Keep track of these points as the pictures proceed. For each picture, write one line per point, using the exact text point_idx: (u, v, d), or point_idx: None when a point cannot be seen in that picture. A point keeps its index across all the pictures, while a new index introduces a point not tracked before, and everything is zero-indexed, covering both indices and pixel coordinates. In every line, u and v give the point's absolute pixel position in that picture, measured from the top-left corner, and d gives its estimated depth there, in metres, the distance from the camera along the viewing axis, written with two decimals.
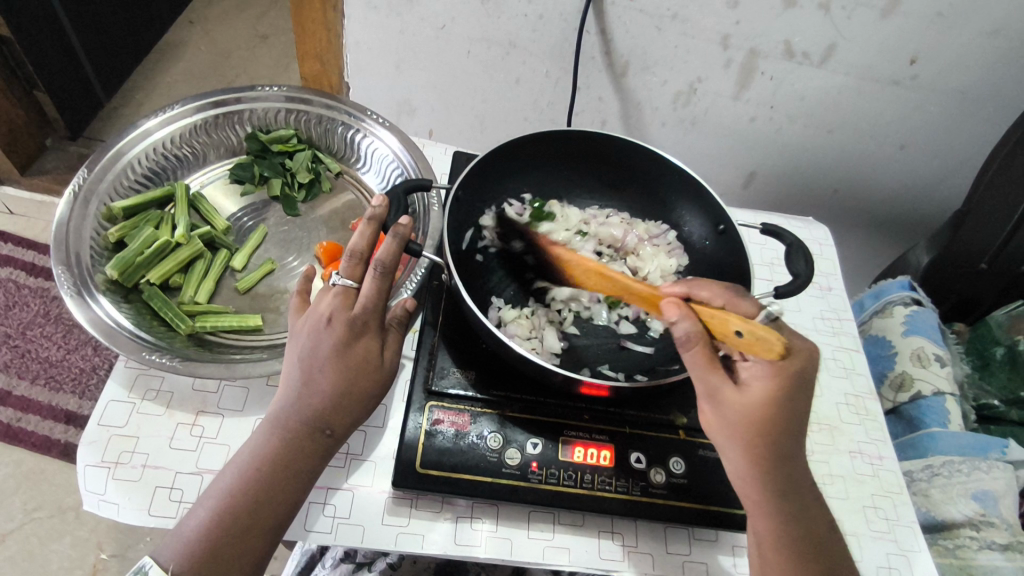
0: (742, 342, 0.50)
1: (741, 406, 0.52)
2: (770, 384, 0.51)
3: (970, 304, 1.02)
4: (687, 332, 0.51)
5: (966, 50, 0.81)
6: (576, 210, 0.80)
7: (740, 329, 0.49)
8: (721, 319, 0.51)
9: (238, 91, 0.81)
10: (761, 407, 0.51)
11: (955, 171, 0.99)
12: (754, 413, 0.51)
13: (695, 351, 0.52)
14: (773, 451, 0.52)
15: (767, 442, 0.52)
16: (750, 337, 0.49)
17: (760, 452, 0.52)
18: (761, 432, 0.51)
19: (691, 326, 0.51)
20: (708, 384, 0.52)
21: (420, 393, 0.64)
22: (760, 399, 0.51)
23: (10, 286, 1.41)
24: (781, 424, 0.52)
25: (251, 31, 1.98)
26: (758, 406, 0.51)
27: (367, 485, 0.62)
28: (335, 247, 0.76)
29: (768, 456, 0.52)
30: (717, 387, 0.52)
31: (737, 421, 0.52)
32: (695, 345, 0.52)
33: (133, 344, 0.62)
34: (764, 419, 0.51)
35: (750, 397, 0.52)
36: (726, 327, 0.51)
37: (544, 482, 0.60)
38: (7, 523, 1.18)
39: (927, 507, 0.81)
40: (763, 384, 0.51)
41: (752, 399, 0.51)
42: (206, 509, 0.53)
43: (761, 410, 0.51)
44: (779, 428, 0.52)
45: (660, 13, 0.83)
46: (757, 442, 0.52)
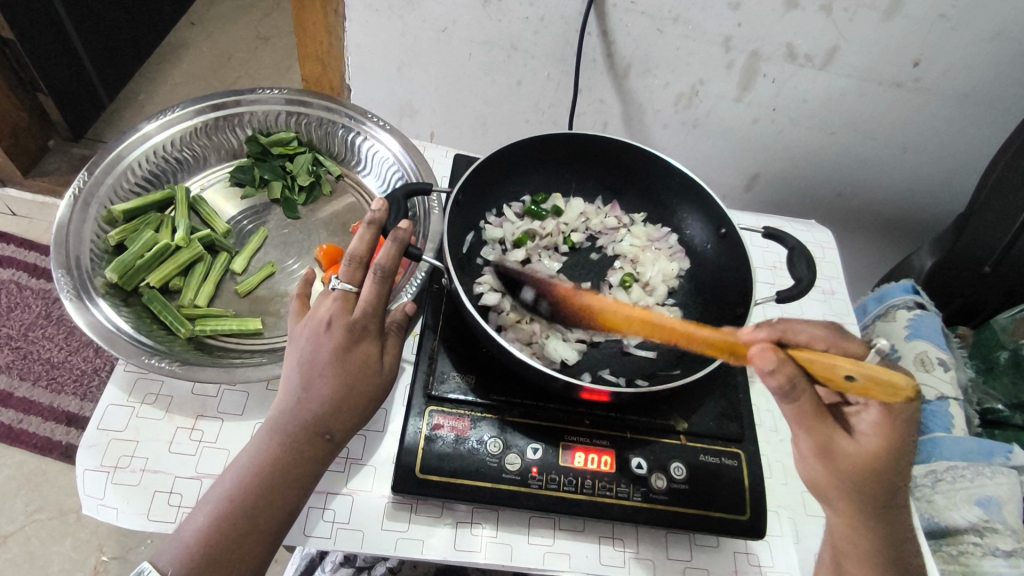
0: (854, 386, 0.48)
1: (857, 458, 0.51)
2: (888, 430, 0.51)
3: (973, 308, 1.01)
4: (791, 381, 0.48)
5: (970, 52, 0.80)
6: (579, 204, 0.80)
7: (851, 373, 0.47)
8: (828, 364, 0.47)
9: (239, 94, 0.81)
10: (877, 458, 0.51)
11: (959, 174, 0.98)
12: (872, 463, 0.51)
13: (802, 400, 0.49)
14: (880, 501, 0.53)
15: (878, 493, 0.52)
16: (868, 381, 0.47)
17: (869, 504, 0.52)
18: (873, 485, 0.52)
19: (792, 374, 0.48)
20: (822, 436, 0.51)
21: (420, 397, 0.64)
22: (876, 448, 0.51)
23: (12, 287, 1.41)
24: (890, 473, 0.52)
25: (253, 32, 1.98)
26: (872, 457, 0.51)
27: (366, 490, 0.61)
28: (335, 250, 0.76)
29: (876, 506, 0.53)
30: (829, 439, 0.51)
31: (847, 477, 0.52)
32: (800, 393, 0.49)
33: (133, 348, 0.62)
34: (877, 470, 0.51)
35: (866, 445, 0.52)
36: (834, 373, 0.48)
37: (544, 488, 0.60)
38: (8, 525, 1.18)
39: (931, 513, 0.80)
40: (879, 429, 0.51)
41: (869, 449, 0.51)
42: (204, 515, 0.53)
43: (878, 461, 0.51)
44: (889, 479, 0.52)
45: (661, 15, 0.83)
46: (866, 495, 0.52)
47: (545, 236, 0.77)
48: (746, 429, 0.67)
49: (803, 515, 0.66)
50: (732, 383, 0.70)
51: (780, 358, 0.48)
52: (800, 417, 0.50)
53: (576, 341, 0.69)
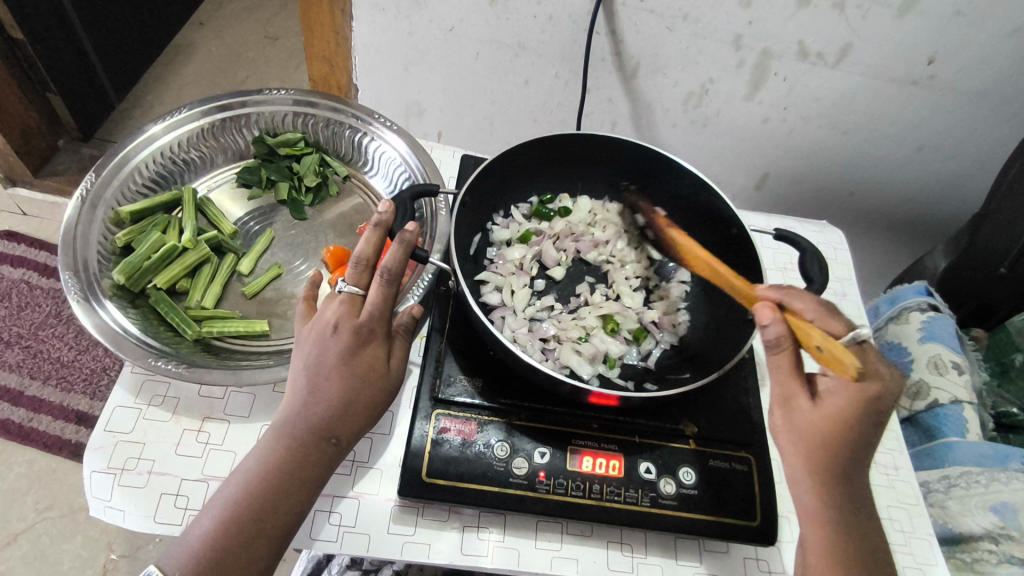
0: (819, 357, 0.51)
1: (811, 415, 0.51)
2: (848, 400, 0.50)
3: (987, 309, 1.00)
4: (779, 336, 0.50)
5: (987, 50, 0.79)
6: (586, 202, 0.80)
7: (822, 345, 0.50)
8: (805, 330, 0.51)
9: (245, 95, 0.80)
10: (833, 420, 0.51)
11: (974, 173, 0.97)
12: (826, 426, 0.51)
13: (781, 356, 0.51)
14: (835, 468, 0.51)
15: (831, 456, 0.51)
16: (828, 354, 0.50)
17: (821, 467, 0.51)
18: (826, 446, 0.51)
19: (784, 331, 0.50)
20: (786, 389, 0.52)
21: (426, 400, 0.63)
22: (834, 413, 0.51)
23: (22, 287, 1.42)
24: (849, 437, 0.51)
25: (261, 32, 1.98)
26: (829, 421, 0.51)
27: (373, 493, 0.61)
28: (341, 251, 0.75)
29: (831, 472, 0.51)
30: (792, 393, 0.52)
31: (801, 431, 0.52)
32: (782, 349, 0.51)
33: (139, 349, 0.62)
34: (832, 434, 0.51)
35: (826, 410, 0.51)
36: (809, 339, 0.51)
37: (551, 492, 0.60)
38: (19, 523, 1.19)
39: (945, 519, 0.78)
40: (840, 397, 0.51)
41: (825, 413, 0.51)
42: (211, 517, 0.52)
43: (834, 424, 0.51)
44: (843, 447, 0.51)
45: (671, 13, 0.82)
46: (821, 456, 0.51)
47: (551, 235, 0.76)
48: (757, 434, 0.66)
49: None
50: (743, 386, 0.70)
51: (777, 316, 0.51)
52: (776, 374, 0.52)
53: (590, 356, 0.67)
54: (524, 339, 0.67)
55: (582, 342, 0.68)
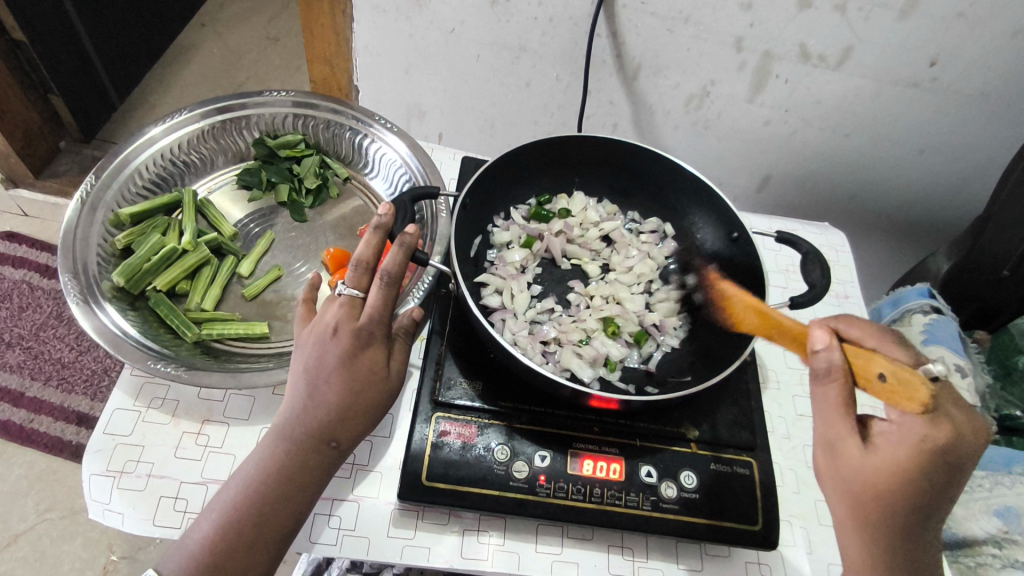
0: (883, 388, 0.48)
1: (861, 464, 0.49)
2: (903, 452, 0.48)
3: (990, 312, 0.99)
4: (830, 363, 0.48)
5: (990, 52, 0.78)
6: (582, 197, 0.79)
7: (885, 372, 0.47)
8: (865, 359, 0.48)
9: (245, 97, 0.80)
10: (885, 472, 0.48)
11: (976, 176, 0.96)
12: (875, 476, 0.49)
13: (831, 386, 0.49)
14: (885, 516, 0.50)
15: (879, 506, 0.49)
16: (894, 381, 0.47)
17: (867, 513, 0.50)
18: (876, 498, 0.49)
19: (837, 358, 0.48)
20: (831, 428, 0.50)
21: (426, 403, 0.63)
22: (888, 464, 0.48)
23: (23, 288, 1.42)
24: (902, 490, 0.48)
25: (263, 33, 1.99)
26: (879, 470, 0.49)
27: (372, 496, 0.61)
28: (341, 254, 0.75)
29: (879, 519, 0.50)
30: (836, 436, 0.50)
31: (849, 478, 0.50)
32: (834, 379, 0.49)
33: (139, 353, 0.62)
34: (885, 485, 0.49)
35: (877, 459, 0.49)
36: (869, 368, 0.48)
37: (551, 496, 0.59)
38: (20, 524, 1.19)
39: (949, 523, 0.77)
40: (898, 449, 0.48)
41: (876, 463, 0.49)
42: (210, 520, 0.52)
43: (884, 475, 0.49)
44: (896, 499, 0.49)
45: (672, 15, 0.81)
46: (866, 502, 0.50)
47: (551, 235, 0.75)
48: (758, 437, 0.66)
49: (817, 525, 0.65)
50: (744, 389, 0.69)
51: (831, 341, 0.48)
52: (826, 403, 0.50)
53: (590, 360, 0.66)
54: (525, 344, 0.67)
55: (583, 346, 0.67)
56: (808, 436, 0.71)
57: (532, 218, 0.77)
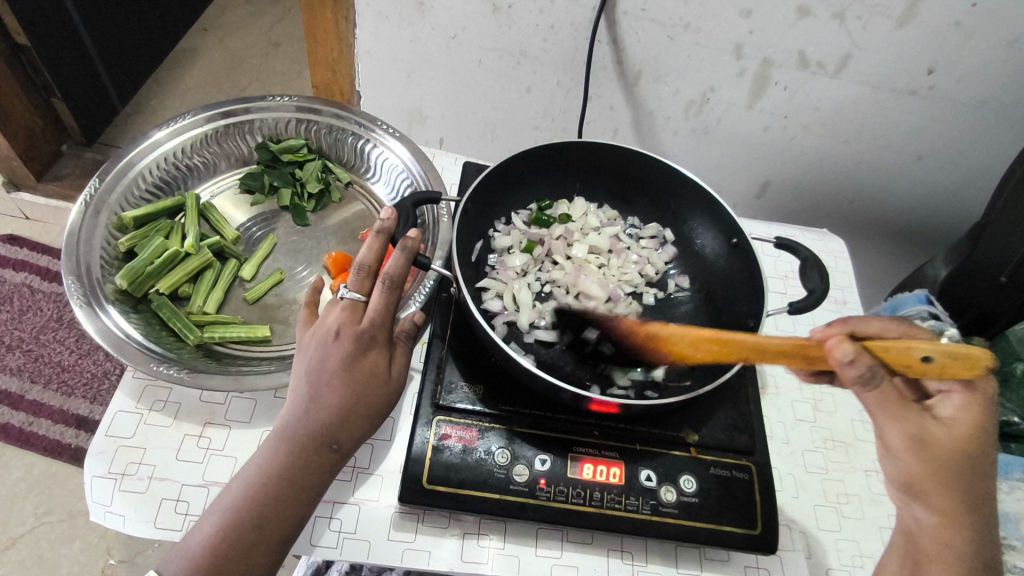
0: (931, 367, 0.48)
1: (947, 438, 0.51)
2: (972, 411, 0.52)
3: (989, 318, 0.98)
4: (868, 370, 0.47)
5: (985, 61, 0.79)
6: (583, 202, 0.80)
7: (928, 354, 0.47)
8: (904, 349, 0.48)
9: (248, 102, 0.81)
10: (967, 438, 0.51)
11: (973, 183, 0.97)
12: (963, 447, 0.51)
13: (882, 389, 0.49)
14: (973, 493, 0.52)
15: (969, 481, 0.51)
16: (942, 360, 0.47)
17: (962, 495, 0.51)
18: (967, 470, 0.51)
19: (870, 362, 0.47)
20: (908, 422, 0.51)
21: (427, 406, 0.64)
22: (967, 431, 0.52)
23: (25, 290, 1.42)
24: (983, 456, 0.52)
25: (264, 38, 2.00)
26: (963, 439, 0.51)
27: (374, 499, 0.61)
28: (344, 257, 0.76)
29: (970, 498, 0.52)
30: (917, 423, 0.51)
31: (942, 462, 0.51)
32: (880, 381, 0.48)
33: (141, 355, 0.62)
34: (970, 456, 0.51)
35: (957, 428, 0.52)
36: (911, 355, 0.48)
37: (552, 500, 0.60)
38: (18, 527, 1.19)
39: None
40: (964, 412, 0.52)
41: (959, 431, 0.51)
42: (211, 523, 0.53)
43: (968, 444, 0.51)
44: (978, 466, 0.52)
45: (672, 22, 0.82)
46: (961, 482, 0.51)
47: (551, 240, 0.76)
48: (757, 442, 0.66)
49: (815, 530, 0.65)
50: (743, 394, 0.70)
51: (857, 348, 0.47)
52: (886, 404, 0.50)
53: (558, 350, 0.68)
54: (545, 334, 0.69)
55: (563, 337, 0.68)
56: (806, 439, 0.71)
57: (532, 222, 0.77)
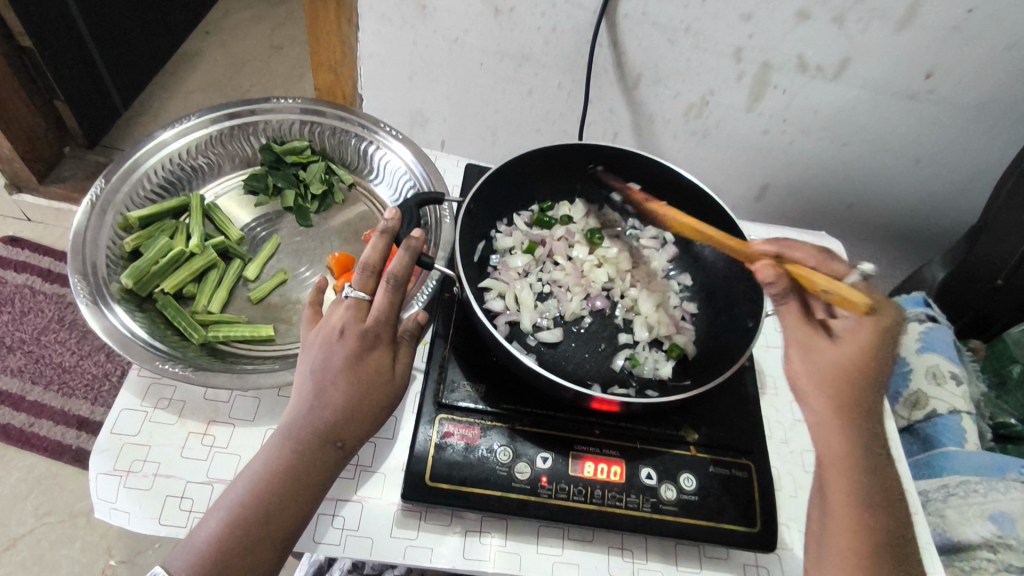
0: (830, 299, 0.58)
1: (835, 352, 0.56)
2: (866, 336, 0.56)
3: (986, 320, 1.00)
4: (782, 290, 0.57)
5: (982, 64, 0.80)
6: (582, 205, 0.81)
7: (828, 288, 0.57)
8: (810, 277, 0.58)
9: (253, 104, 0.82)
10: (853, 358, 0.56)
11: (969, 186, 0.98)
12: (848, 365, 0.55)
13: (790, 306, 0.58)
14: (857, 404, 0.56)
15: (854, 393, 0.55)
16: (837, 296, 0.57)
17: (846, 404, 0.55)
18: (847, 383, 0.55)
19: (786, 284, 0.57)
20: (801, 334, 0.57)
21: (430, 405, 0.64)
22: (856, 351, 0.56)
23: (26, 292, 1.43)
24: (870, 374, 0.56)
25: (266, 41, 2.01)
26: (850, 359, 0.56)
27: (376, 497, 0.61)
28: (347, 257, 0.76)
29: (854, 409, 0.56)
30: (810, 337, 0.57)
31: (828, 372, 0.56)
32: (788, 301, 0.57)
33: (147, 352, 0.62)
34: (854, 372, 0.55)
35: (847, 350, 0.56)
36: (815, 285, 0.58)
37: (553, 497, 0.60)
38: (18, 528, 1.19)
39: (943, 527, 0.78)
40: (859, 336, 0.56)
41: (847, 351, 0.56)
42: (217, 519, 0.53)
43: (853, 362, 0.55)
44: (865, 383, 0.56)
45: (673, 26, 0.83)
46: (842, 392, 0.55)
47: (552, 242, 0.78)
48: (757, 441, 0.67)
49: None
50: (742, 394, 0.70)
51: (778, 273, 0.57)
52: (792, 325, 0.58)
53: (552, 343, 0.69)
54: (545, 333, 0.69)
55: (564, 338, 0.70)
56: (805, 439, 0.72)
57: (534, 223, 0.78)
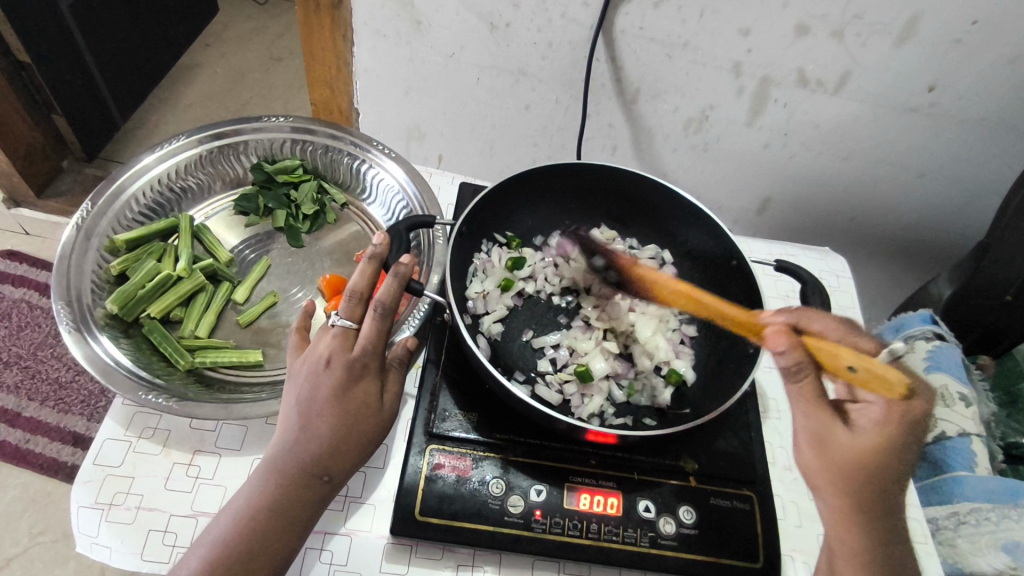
0: (855, 377, 0.52)
1: (846, 445, 0.52)
2: (885, 427, 0.52)
3: (996, 335, 0.97)
4: (797, 364, 0.52)
5: (987, 77, 0.78)
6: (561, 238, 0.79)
7: (852, 364, 0.52)
8: (832, 354, 0.52)
9: (243, 123, 0.80)
10: (871, 450, 0.52)
11: (977, 200, 0.96)
12: (862, 461, 0.52)
13: (803, 385, 0.52)
14: (876, 502, 0.53)
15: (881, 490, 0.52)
16: (865, 374, 0.52)
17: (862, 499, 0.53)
18: (873, 482, 0.52)
19: (801, 359, 0.52)
20: (818, 420, 0.53)
21: (420, 435, 0.62)
22: (867, 444, 0.52)
23: (23, 306, 1.42)
24: (887, 471, 0.52)
25: (266, 53, 2.01)
26: (865, 451, 0.52)
27: (365, 530, 0.59)
28: (338, 279, 0.75)
29: (869, 503, 0.53)
30: (826, 427, 0.53)
31: (840, 466, 0.53)
32: (804, 376, 0.52)
33: (130, 382, 0.61)
34: (871, 467, 0.52)
35: (863, 438, 0.52)
36: (839, 361, 0.52)
37: (547, 532, 0.58)
38: (12, 548, 1.18)
39: (954, 558, 0.74)
40: (878, 423, 0.52)
41: (867, 440, 0.52)
42: (199, 557, 0.51)
43: (872, 454, 0.52)
44: (881, 478, 0.52)
45: (670, 40, 0.82)
46: (869, 491, 0.53)
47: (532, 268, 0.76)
48: (759, 471, 0.65)
49: None
50: (744, 421, 0.68)
51: (791, 343, 0.53)
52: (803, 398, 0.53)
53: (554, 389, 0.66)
54: (540, 363, 0.69)
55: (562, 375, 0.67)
56: None
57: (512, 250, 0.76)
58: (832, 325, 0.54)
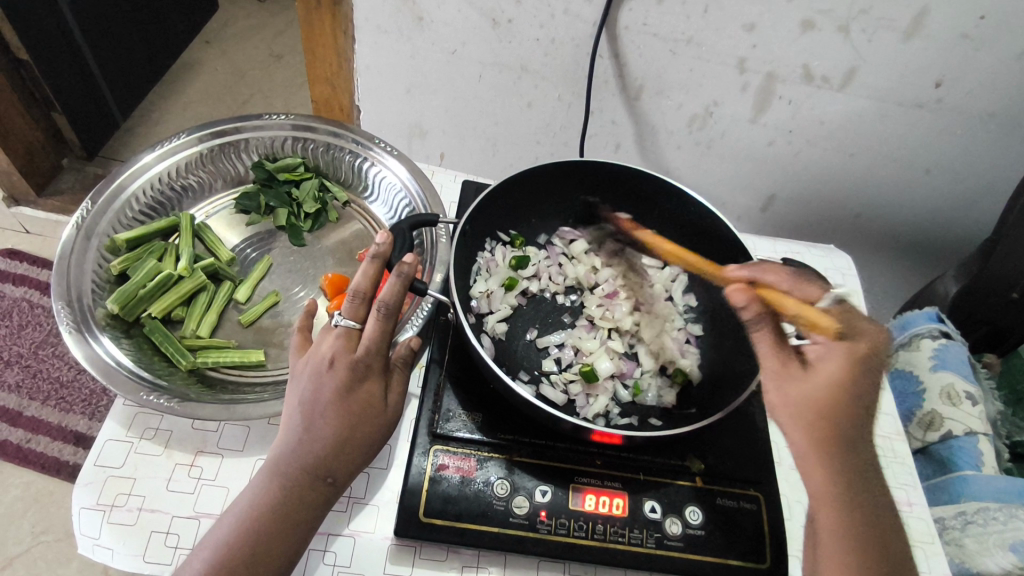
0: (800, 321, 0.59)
1: (801, 378, 0.54)
2: (836, 361, 0.54)
3: (1002, 333, 0.97)
4: (750, 305, 0.60)
5: (994, 73, 0.78)
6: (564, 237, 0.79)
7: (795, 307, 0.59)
8: (779, 297, 0.60)
9: (243, 120, 0.80)
10: (823, 381, 0.53)
11: (983, 196, 0.95)
12: (816, 390, 0.53)
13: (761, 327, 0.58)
14: (842, 439, 0.53)
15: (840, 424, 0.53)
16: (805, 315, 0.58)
17: (826, 435, 0.52)
18: (829, 414, 0.52)
19: (752, 298, 0.60)
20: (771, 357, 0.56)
21: (424, 435, 0.62)
22: (821, 377, 0.54)
23: (24, 305, 1.41)
24: (843, 403, 0.53)
25: (267, 50, 2.00)
26: (818, 380, 0.53)
27: (369, 531, 0.58)
28: (340, 279, 0.74)
29: (834, 440, 0.53)
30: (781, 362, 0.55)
31: (799, 399, 0.53)
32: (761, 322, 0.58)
33: (131, 383, 0.60)
34: (825, 397, 0.53)
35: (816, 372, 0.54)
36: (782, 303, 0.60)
37: (552, 533, 0.58)
38: (14, 547, 1.17)
39: (962, 558, 0.73)
40: (829, 360, 0.54)
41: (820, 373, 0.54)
42: (201, 559, 0.51)
43: (825, 385, 0.53)
44: (838, 410, 0.53)
45: (674, 36, 0.81)
46: (829, 426, 0.53)
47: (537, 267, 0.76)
48: (766, 471, 0.64)
49: None
50: (750, 421, 0.67)
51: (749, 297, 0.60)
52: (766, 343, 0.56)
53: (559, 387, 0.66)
54: (545, 363, 0.69)
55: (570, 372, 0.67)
56: None
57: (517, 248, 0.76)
58: (786, 277, 0.62)
